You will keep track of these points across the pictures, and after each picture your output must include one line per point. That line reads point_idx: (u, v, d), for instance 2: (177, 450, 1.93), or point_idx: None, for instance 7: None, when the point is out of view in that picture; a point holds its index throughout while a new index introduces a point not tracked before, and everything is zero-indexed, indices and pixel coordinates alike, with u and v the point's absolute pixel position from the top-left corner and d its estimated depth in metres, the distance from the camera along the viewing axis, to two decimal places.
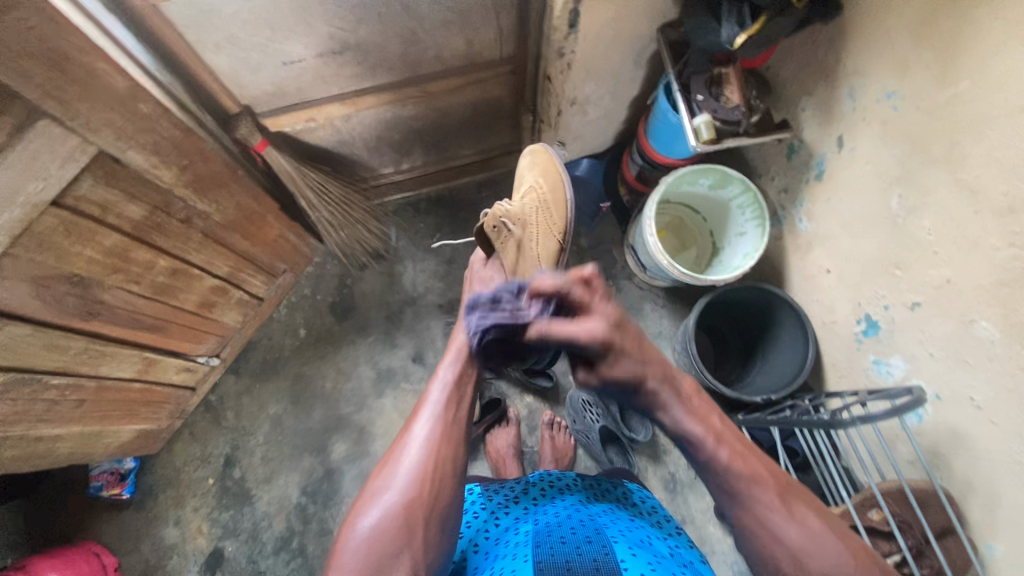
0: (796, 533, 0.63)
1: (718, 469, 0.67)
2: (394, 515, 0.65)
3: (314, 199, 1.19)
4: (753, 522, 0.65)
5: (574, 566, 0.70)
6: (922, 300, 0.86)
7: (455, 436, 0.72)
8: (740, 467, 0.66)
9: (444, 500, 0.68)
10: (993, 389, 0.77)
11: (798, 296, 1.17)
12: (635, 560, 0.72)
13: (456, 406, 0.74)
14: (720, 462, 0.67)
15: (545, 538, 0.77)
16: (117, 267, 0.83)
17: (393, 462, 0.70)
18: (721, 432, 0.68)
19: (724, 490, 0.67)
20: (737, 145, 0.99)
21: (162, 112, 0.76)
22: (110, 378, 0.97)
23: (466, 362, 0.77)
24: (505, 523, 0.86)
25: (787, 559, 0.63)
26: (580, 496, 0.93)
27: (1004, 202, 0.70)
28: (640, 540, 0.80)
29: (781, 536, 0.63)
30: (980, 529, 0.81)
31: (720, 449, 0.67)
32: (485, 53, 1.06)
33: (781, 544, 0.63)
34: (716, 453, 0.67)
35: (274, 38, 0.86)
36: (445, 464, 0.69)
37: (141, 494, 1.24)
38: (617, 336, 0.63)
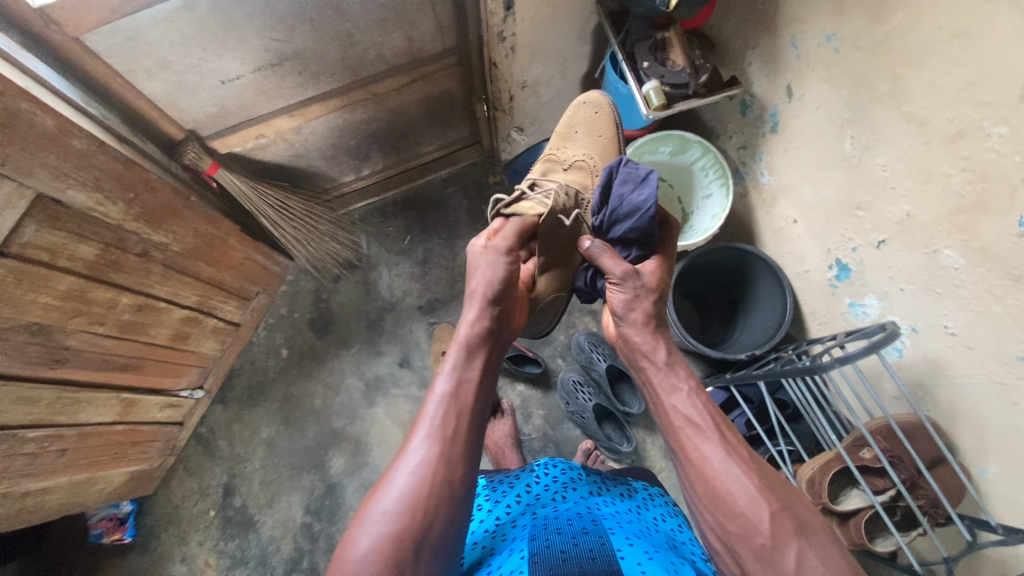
0: (753, 476, 0.67)
1: (693, 404, 0.74)
2: (384, 548, 0.63)
3: (275, 216, 1.18)
4: (716, 458, 0.69)
5: (569, 555, 0.71)
6: (887, 237, 0.86)
7: (456, 456, 0.69)
8: (712, 409, 0.74)
9: (442, 527, 0.66)
10: (964, 315, 0.79)
11: (771, 251, 1.18)
12: (631, 548, 0.74)
13: (455, 422, 0.71)
14: (694, 410, 0.74)
15: (543, 531, 0.78)
16: (78, 310, 0.81)
17: (386, 484, 0.68)
18: (700, 386, 0.77)
19: (691, 422, 0.73)
20: (689, 108, 0.98)
21: (97, 147, 0.74)
22: (90, 425, 0.95)
23: (465, 371, 0.75)
24: (508, 518, 0.88)
25: (743, 495, 0.65)
26: (582, 485, 0.94)
27: (950, 129, 0.71)
28: (639, 531, 0.81)
29: (741, 474, 0.67)
30: (971, 455, 0.85)
31: (699, 392, 0.76)
32: (427, 46, 1.04)
33: (738, 481, 0.67)
34: (691, 393, 0.76)
35: (207, 57, 0.84)
36: (441, 490, 0.67)
37: (143, 536, 1.23)
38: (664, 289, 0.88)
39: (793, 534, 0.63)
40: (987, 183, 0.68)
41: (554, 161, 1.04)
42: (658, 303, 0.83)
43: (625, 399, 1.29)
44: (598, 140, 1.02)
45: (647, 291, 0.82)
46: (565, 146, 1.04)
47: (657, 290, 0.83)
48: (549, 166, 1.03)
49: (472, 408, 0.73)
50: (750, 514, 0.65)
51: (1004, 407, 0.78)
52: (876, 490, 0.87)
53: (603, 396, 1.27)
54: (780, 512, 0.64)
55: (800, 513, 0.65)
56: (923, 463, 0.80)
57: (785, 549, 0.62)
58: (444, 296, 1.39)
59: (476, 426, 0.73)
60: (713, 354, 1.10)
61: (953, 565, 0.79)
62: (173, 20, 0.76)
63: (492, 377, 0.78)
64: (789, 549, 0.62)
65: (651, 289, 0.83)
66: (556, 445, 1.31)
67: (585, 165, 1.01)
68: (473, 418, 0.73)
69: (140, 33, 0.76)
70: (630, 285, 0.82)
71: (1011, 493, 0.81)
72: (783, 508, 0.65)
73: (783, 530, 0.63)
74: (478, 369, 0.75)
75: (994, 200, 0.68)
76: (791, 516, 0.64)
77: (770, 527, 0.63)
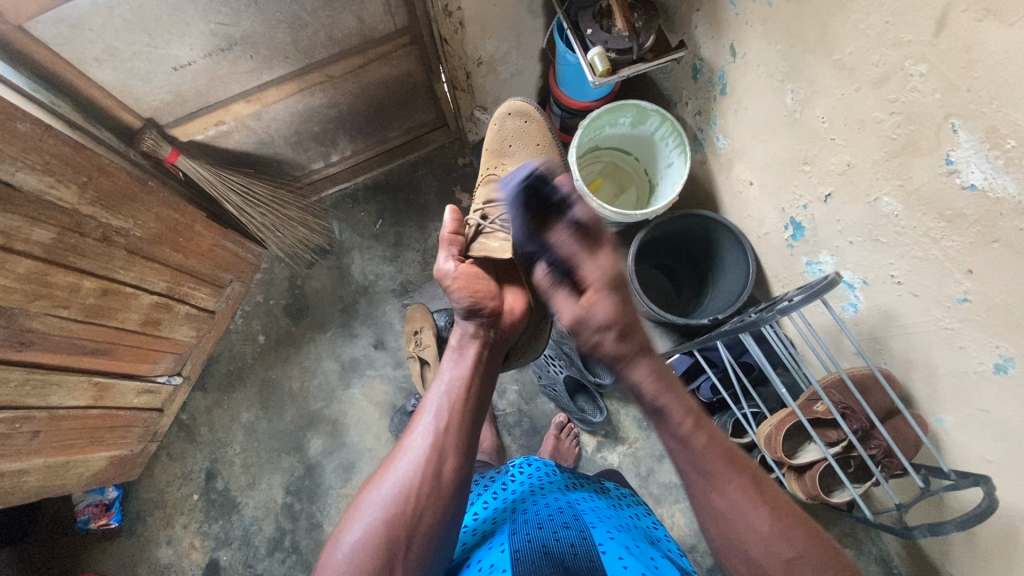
0: (767, 519, 0.63)
1: (694, 445, 0.66)
2: (374, 535, 0.64)
3: (240, 202, 1.21)
4: (726, 505, 0.64)
5: (550, 549, 0.73)
6: (832, 190, 0.87)
7: (449, 447, 0.70)
8: (719, 448, 0.66)
9: (431, 517, 0.67)
10: (907, 263, 0.79)
11: (732, 216, 1.18)
12: (611, 541, 0.76)
13: (451, 416, 0.72)
14: (696, 446, 0.66)
15: (523, 527, 0.80)
16: (39, 293, 0.84)
17: (383, 473, 0.69)
18: (700, 416, 0.67)
19: (696, 467, 0.66)
20: (637, 73, 0.99)
21: (44, 130, 0.77)
22: (62, 408, 0.98)
23: (460, 368, 0.77)
24: (488, 516, 0.90)
25: (756, 543, 0.62)
26: (559, 481, 0.95)
27: (876, 73, 0.71)
28: (619, 525, 0.84)
29: (752, 521, 0.63)
30: (928, 405, 0.85)
31: (698, 430, 0.66)
32: (378, 27, 1.05)
33: (751, 528, 0.62)
34: (694, 434, 0.66)
35: (155, 43, 0.86)
36: (433, 484, 0.68)
37: (129, 521, 1.26)
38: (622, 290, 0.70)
39: None
40: (915, 124, 0.69)
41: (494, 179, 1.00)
42: (622, 338, 0.66)
43: (598, 370, 1.28)
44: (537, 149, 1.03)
45: (602, 328, 0.67)
46: (503, 161, 1.01)
47: (611, 319, 0.67)
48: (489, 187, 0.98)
49: (467, 403, 0.74)
50: (763, 562, 0.61)
51: (952, 353, 0.78)
52: (829, 442, 0.88)
53: (575, 369, 1.25)
54: (796, 560, 0.61)
55: (816, 551, 0.61)
56: (873, 416, 0.80)
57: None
58: (417, 278, 1.40)
59: (473, 427, 0.74)
60: (676, 320, 1.11)
61: (905, 510, 0.80)
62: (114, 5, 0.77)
63: (490, 372, 0.80)
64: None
65: (608, 324, 0.67)
66: (531, 419, 1.32)
67: None
68: (469, 417, 0.74)
69: (82, 21, 0.78)
70: (582, 335, 0.69)
71: (966, 441, 0.81)
72: (799, 555, 0.61)
73: (800, 575, 0.60)
74: (472, 363, 0.78)
75: (923, 140, 0.69)
76: (807, 562, 0.61)
77: (785, 573, 0.61)
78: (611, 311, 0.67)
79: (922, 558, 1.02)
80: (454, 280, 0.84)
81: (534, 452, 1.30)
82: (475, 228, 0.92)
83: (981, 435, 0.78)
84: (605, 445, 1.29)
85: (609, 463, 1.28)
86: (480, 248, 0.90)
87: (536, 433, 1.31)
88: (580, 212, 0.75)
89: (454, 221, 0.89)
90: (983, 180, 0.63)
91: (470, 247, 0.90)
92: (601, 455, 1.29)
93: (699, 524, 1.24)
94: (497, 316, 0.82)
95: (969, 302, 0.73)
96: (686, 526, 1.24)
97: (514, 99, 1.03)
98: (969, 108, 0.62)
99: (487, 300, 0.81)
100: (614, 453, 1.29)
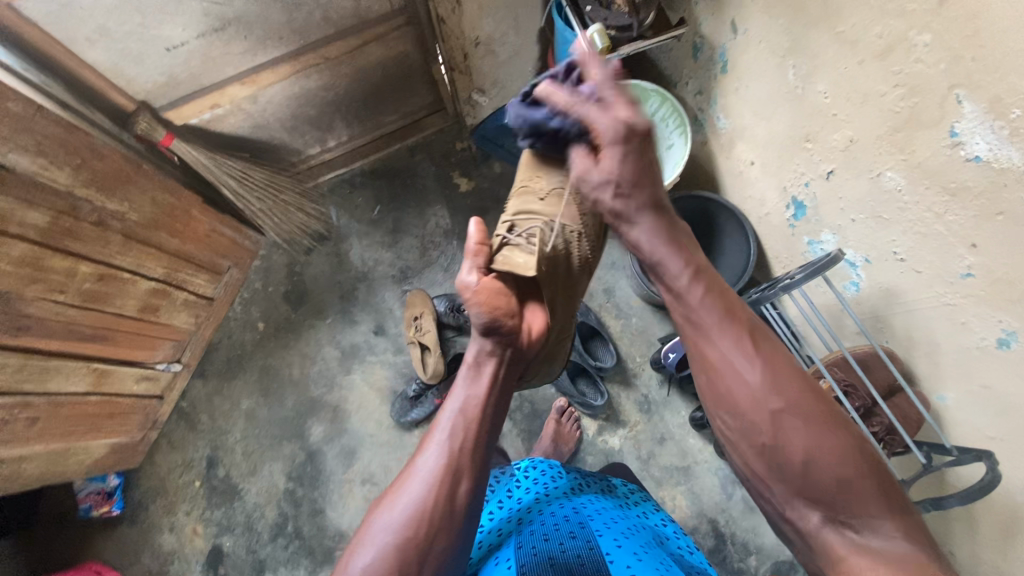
0: (758, 369, 0.63)
1: (689, 301, 0.67)
2: (386, 559, 0.66)
3: (236, 187, 1.19)
4: (718, 359, 0.65)
5: (556, 561, 0.74)
6: (834, 166, 0.86)
7: (462, 470, 0.70)
8: (716, 304, 0.66)
9: (443, 539, 0.68)
10: (910, 240, 0.79)
11: (733, 197, 1.17)
12: (620, 550, 0.76)
13: (463, 438, 0.72)
14: (691, 299, 0.67)
15: (530, 538, 0.81)
16: (35, 277, 0.83)
17: (396, 494, 0.70)
18: (700, 270, 0.68)
19: (692, 324, 0.68)
20: (636, 51, 0.98)
21: (35, 110, 0.75)
22: (61, 394, 0.97)
23: (473, 389, 0.75)
24: (492, 527, 0.90)
25: (747, 396, 0.63)
26: (563, 484, 0.95)
27: (880, 44, 0.70)
28: (626, 528, 0.84)
29: (742, 373, 0.64)
30: (930, 383, 0.85)
31: (694, 283, 0.67)
32: (374, 6, 1.03)
33: (742, 379, 0.64)
34: (690, 288, 0.67)
35: (146, 22, 0.85)
36: (444, 508, 0.68)
37: (131, 508, 1.26)
38: (634, 143, 0.66)
39: (797, 425, 0.61)
40: (919, 97, 0.68)
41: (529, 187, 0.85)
42: (619, 195, 0.68)
43: (598, 354, 1.29)
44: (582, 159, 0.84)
45: (598, 186, 0.68)
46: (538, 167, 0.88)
47: (610, 177, 0.67)
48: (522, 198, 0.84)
49: (480, 423, 0.74)
50: (751, 413, 0.63)
51: (955, 329, 0.78)
52: None
53: (577, 351, 1.27)
54: (783, 410, 0.62)
55: (809, 409, 0.62)
56: (875, 393, 0.81)
57: (791, 443, 0.61)
58: (416, 263, 1.39)
59: (486, 447, 0.73)
60: None
61: (907, 486, 0.80)
62: None
63: (505, 391, 0.78)
64: (793, 445, 0.61)
65: (607, 181, 0.68)
66: (532, 404, 1.32)
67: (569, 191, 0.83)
68: (482, 437, 0.73)
69: None
70: (586, 193, 0.71)
71: (967, 417, 0.81)
72: (787, 406, 0.62)
73: (787, 424, 0.61)
74: (488, 384, 0.75)
75: (927, 113, 0.68)
76: (795, 412, 0.62)
77: (772, 422, 0.62)
78: (610, 169, 0.67)
79: None
80: (473, 294, 0.77)
81: (535, 437, 1.30)
82: (501, 241, 0.82)
83: (983, 411, 0.78)
84: (606, 428, 1.30)
85: (610, 446, 1.29)
86: (506, 260, 0.79)
87: (537, 418, 1.31)
88: (593, 73, 0.68)
89: (479, 233, 0.80)
90: (988, 151, 0.63)
91: (495, 258, 0.80)
92: (603, 439, 1.29)
93: (700, 506, 1.24)
94: (516, 336, 0.77)
95: (972, 277, 0.72)
96: (687, 508, 1.24)
97: None
98: (974, 78, 0.61)
99: (507, 317, 0.76)
100: (615, 436, 1.29)
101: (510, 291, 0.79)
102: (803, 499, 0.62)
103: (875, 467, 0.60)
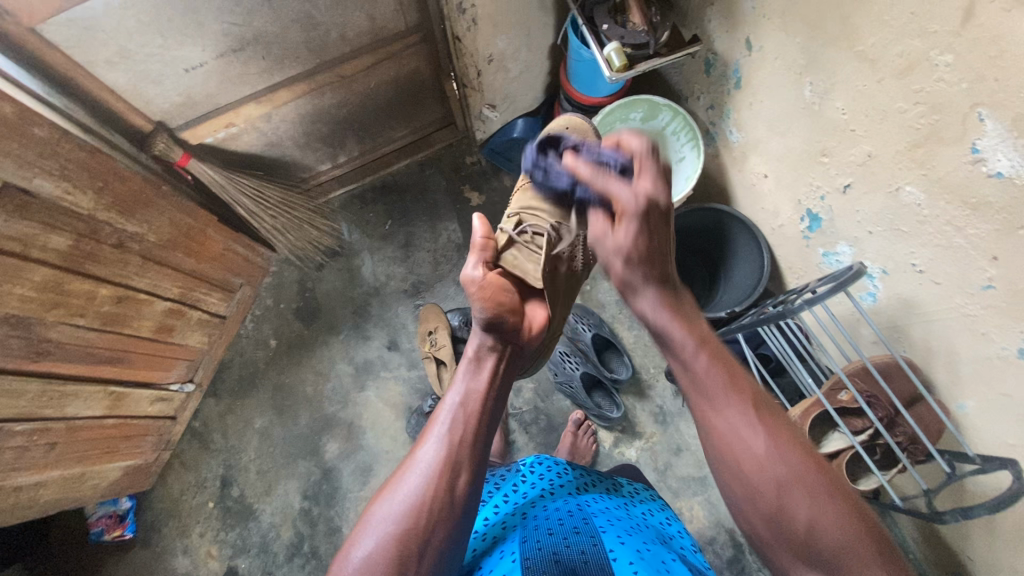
0: (766, 440, 0.59)
1: (696, 370, 0.64)
2: (385, 550, 0.62)
3: (251, 205, 1.19)
4: (722, 426, 0.61)
5: (560, 556, 0.72)
6: (851, 180, 0.87)
7: (463, 461, 0.68)
8: (721, 371, 0.63)
9: (443, 531, 0.64)
10: (929, 252, 0.80)
11: (744, 208, 1.19)
12: (623, 547, 0.74)
13: (465, 428, 0.70)
14: (697, 368, 0.64)
15: (534, 532, 0.79)
16: (56, 302, 0.82)
17: (394, 486, 0.67)
18: (706, 337, 0.64)
19: (695, 388, 0.64)
20: (652, 68, 0.99)
21: (60, 135, 0.75)
22: (78, 419, 0.96)
23: (473, 380, 0.74)
24: (497, 519, 0.89)
25: (750, 465, 0.59)
26: (569, 482, 0.95)
27: (900, 63, 0.72)
28: (629, 528, 0.82)
29: (748, 440, 0.60)
30: (949, 392, 0.86)
31: (700, 352, 0.64)
32: (390, 25, 1.04)
33: (748, 449, 0.60)
34: (696, 356, 0.64)
35: (167, 45, 0.84)
36: (445, 498, 0.65)
37: (143, 531, 1.24)
38: (653, 214, 0.65)
39: (803, 502, 0.57)
40: (939, 114, 0.70)
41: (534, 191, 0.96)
42: (627, 267, 0.66)
43: (613, 366, 1.30)
44: None
45: (612, 253, 0.67)
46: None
47: (625, 246, 0.65)
48: (530, 197, 0.95)
49: (481, 417, 0.72)
50: (758, 484, 0.59)
51: (974, 340, 0.79)
52: (855, 430, 0.89)
53: (591, 364, 1.26)
54: (789, 481, 0.58)
55: (817, 480, 0.58)
56: (899, 403, 0.81)
57: (795, 512, 0.57)
58: (428, 277, 1.39)
59: (488, 440, 0.71)
60: None
61: (933, 497, 0.81)
62: (128, 6, 0.76)
63: (504, 386, 0.77)
64: (797, 514, 0.57)
65: (620, 250, 0.66)
66: (548, 417, 1.32)
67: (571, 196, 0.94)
68: (483, 428, 0.71)
69: (95, 23, 0.76)
70: (598, 256, 0.70)
71: (987, 426, 0.82)
72: (793, 476, 0.58)
73: (793, 495, 0.57)
74: (488, 378, 0.74)
75: (947, 130, 0.70)
76: (803, 488, 0.57)
77: (778, 495, 0.58)
78: (628, 239, 0.65)
79: (940, 542, 1.04)
80: (479, 288, 0.80)
81: (551, 450, 1.30)
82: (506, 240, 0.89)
83: (1004, 420, 0.79)
84: (622, 440, 1.30)
85: (626, 458, 1.29)
86: (512, 259, 0.87)
87: (553, 431, 1.31)
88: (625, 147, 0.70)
89: (484, 227, 0.85)
90: (1010, 168, 0.64)
91: (500, 255, 0.86)
92: (619, 451, 1.29)
93: (717, 516, 1.24)
94: (517, 332, 0.78)
95: (992, 289, 0.74)
96: (705, 519, 1.25)
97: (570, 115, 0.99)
98: (997, 97, 0.63)
99: (509, 313, 0.78)
100: (631, 448, 1.29)
101: (510, 287, 0.83)
102: (806, 568, 0.57)
103: (881, 540, 0.56)
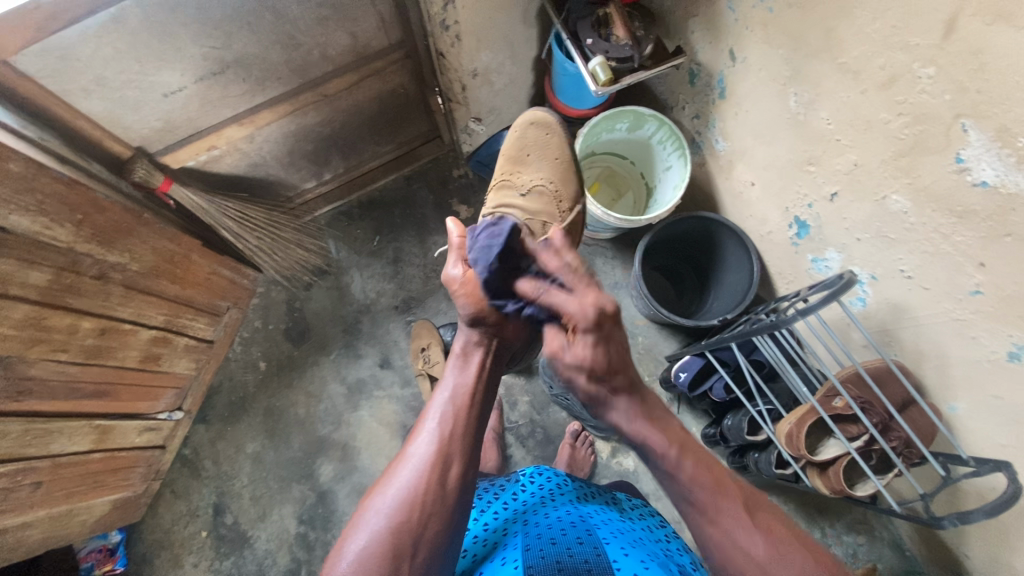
0: (761, 541, 0.60)
1: (682, 479, 0.63)
2: (377, 544, 0.60)
3: (235, 227, 1.18)
4: (722, 539, 0.61)
5: (564, 565, 0.71)
6: (838, 189, 0.88)
7: (455, 453, 0.67)
8: (705, 478, 0.63)
9: (436, 524, 0.63)
10: (918, 258, 0.81)
11: (733, 216, 1.19)
12: (627, 559, 0.73)
13: (455, 421, 0.69)
14: (683, 476, 0.63)
15: (536, 540, 0.78)
16: (37, 338, 0.80)
17: (387, 481, 0.66)
18: (684, 443, 0.64)
19: (686, 500, 0.64)
20: (637, 81, 1.00)
21: (36, 169, 0.72)
22: (64, 455, 0.93)
23: (463, 373, 0.73)
24: (497, 526, 0.88)
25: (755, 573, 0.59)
26: (570, 491, 0.95)
27: (883, 75, 0.73)
28: (632, 540, 0.81)
29: (748, 548, 0.60)
30: (941, 394, 0.87)
31: (683, 458, 0.63)
32: (372, 43, 1.02)
33: (748, 554, 0.60)
34: (680, 466, 0.63)
35: (145, 71, 0.82)
36: (437, 492, 0.64)
37: (135, 564, 1.21)
38: (608, 326, 0.62)
39: None
40: (924, 124, 0.71)
41: (508, 185, 0.99)
42: (593, 382, 0.63)
43: None
44: (555, 165, 1.00)
45: (573, 367, 0.63)
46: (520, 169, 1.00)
47: (587, 363, 0.62)
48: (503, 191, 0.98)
49: (471, 411, 0.70)
50: None
51: (966, 344, 0.80)
52: (851, 437, 0.90)
53: None
54: None
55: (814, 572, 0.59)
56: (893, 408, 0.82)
57: None
58: (419, 293, 1.38)
59: (478, 434, 0.70)
60: (686, 323, 1.10)
61: (930, 499, 0.81)
62: (103, 35, 0.73)
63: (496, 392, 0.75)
64: None
65: (582, 367, 0.62)
66: (544, 429, 1.32)
67: (546, 189, 0.98)
68: (476, 422, 0.70)
69: (71, 52, 0.74)
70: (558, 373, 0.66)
71: (980, 429, 0.83)
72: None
73: None
74: (476, 372, 0.73)
75: (932, 140, 0.70)
76: None
77: None
78: (586, 356, 0.62)
79: (937, 544, 1.05)
80: (460, 285, 0.77)
81: (549, 463, 1.29)
82: None
83: (992, 422, 0.80)
84: (619, 450, 1.30)
85: (624, 468, 1.29)
86: None
87: (550, 443, 1.31)
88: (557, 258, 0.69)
89: (459, 229, 0.84)
90: (994, 177, 0.65)
91: None
92: (616, 461, 1.30)
93: None
94: (503, 324, 0.75)
95: (981, 294, 0.74)
96: None
97: (539, 109, 1.03)
98: (980, 108, 0.63)
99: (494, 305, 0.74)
100: (629, 458, 1.29)
101: None
102: None
103: None
